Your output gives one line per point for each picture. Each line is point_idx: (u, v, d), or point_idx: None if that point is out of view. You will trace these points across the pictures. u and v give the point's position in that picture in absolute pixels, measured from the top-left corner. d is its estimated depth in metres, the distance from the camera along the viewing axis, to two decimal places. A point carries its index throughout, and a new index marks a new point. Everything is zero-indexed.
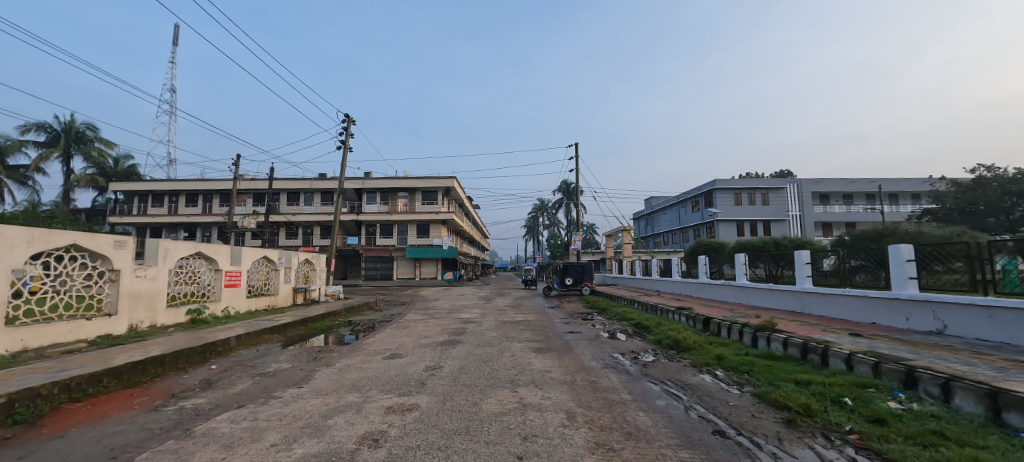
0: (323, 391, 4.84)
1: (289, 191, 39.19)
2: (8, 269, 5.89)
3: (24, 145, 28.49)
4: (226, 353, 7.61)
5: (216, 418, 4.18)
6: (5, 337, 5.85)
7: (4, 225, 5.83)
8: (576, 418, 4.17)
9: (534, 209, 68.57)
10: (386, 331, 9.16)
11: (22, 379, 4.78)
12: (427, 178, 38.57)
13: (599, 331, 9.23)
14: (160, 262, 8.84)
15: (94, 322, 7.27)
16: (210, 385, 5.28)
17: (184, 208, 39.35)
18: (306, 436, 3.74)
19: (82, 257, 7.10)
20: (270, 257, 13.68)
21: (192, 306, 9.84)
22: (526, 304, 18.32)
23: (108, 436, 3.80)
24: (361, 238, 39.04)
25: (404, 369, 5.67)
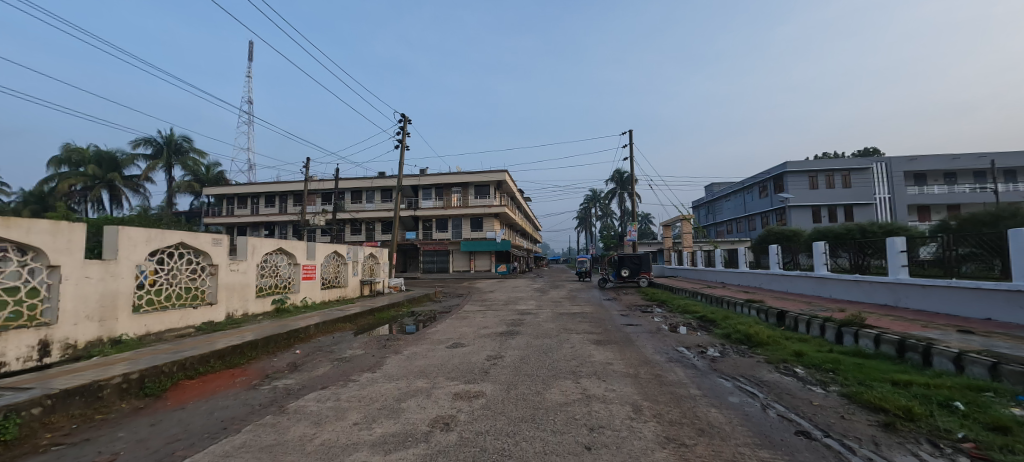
0: (394, 376, 5.12)
1: (352, 191, 41.83)
2: (133, 264, 6.82)
3: (136, 157, 32.83)
4: (307, 340, 8.29)
5: (304, 397, 4.57)
6: (134, 322, 6.81)
7: (128, 226, 6.73)
8: (643, 412, 4.05)
9: (586, 200, 67.46)
10: (447, 321, 9.46)
11: (149, 358, 5.57)
12: (478, 173, 39.22)
13: (660, 324, 8.90)
14: (249, 257, 9.78)
15: (199, 310, 8.26)
16: (296, 367, 5.78)
17: (264, 208, 43.48)
18: (383, 417, 4.04)
19: (188, 253, 8.06)
20: (339, 252, 14.66)
21: (276, 296, 10.83)
22: (583, 295, 18.08)
23: (218, 409, 4.32)
24: (419, 233, 40.73)
25: (468, 357, 5.84)
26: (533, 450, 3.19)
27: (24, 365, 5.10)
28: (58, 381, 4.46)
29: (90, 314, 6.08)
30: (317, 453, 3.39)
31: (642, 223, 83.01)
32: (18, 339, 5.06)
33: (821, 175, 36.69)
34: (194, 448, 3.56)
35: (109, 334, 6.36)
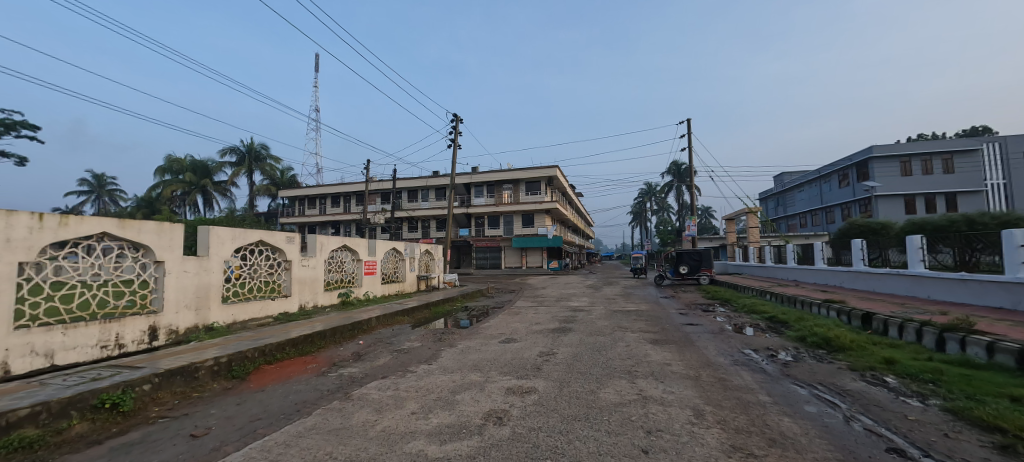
0: (449, 369, 5.26)
1: (408, 190, 43.77)
2: (221, 260, 7.61)
3: (224, 165, 36.58)
4: (369, 331, 8.76)
5: (367, 385, 4.84)
6: (223, 312, 7.63)
7: (217, 225, 7.50)
8: (705, 417, 3.82)
9: (640, 194, 65.06)
10: (500, 317, 9.58)
11: (235, 344, 6.18)
12: (529, 169, 39.25)
13: (723, 324, 8.40)
14: (318, 254, 10.53)
15: (276, 302, 9.06)
16: (360, 357, 6.14)
17: (331, 208, 46.81)
18: (438, 407, 4.17)
19: (267, 249, 8.86)
20: (397, 249, 15.37)
21: (341, 290, 11.58)
22: (639, 293, 17.51)
23: (293, 393, 4.70)
24: (472, 229, 41.92)
25: (521, 353, 5.87)
26: (588, 450, 3.13)
27: (137, 346, 5.97)
28: (165, 362, 5.11)
29: (188, 303, 6.88)
30: (378, 440, 3.59)
31: (703, 217, 78.63)
32: (132, 324, 5.93)
33: (915, 160, 32.59)
34: (272, 426, 3.91)
35: (203, 322, 7.16)
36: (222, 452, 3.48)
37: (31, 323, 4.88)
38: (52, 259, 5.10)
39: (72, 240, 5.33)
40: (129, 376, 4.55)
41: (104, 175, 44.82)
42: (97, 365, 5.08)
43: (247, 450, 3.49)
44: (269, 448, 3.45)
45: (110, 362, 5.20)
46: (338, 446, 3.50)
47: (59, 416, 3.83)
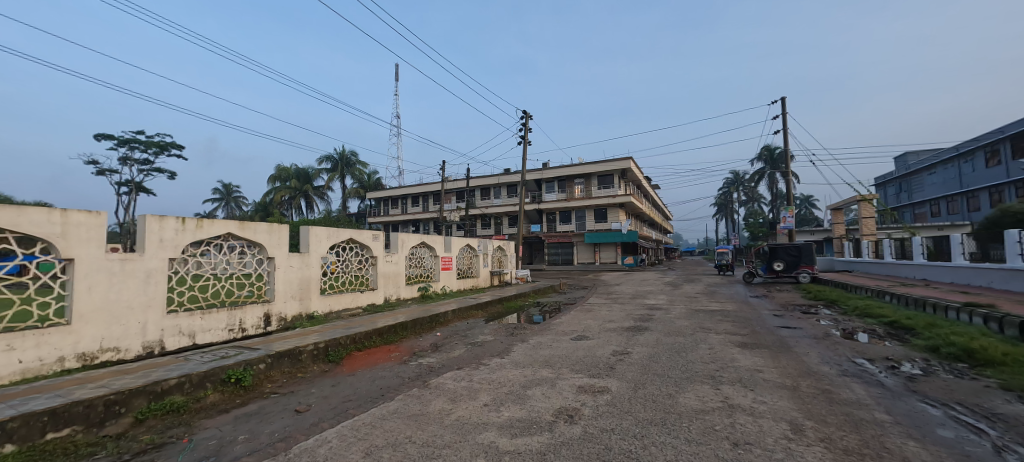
0: (520, 363, 5.31)
1: (481, 188, 45.25)
2: (319, 256, 8.47)
3: (321, 171, 40.89)
4: (446, 324, 9.17)
5: (443, 375, 5.06)
6: (322, 302, 8.52)
7: (314, 225, 8.35)
8: (804, 432, 3.38)
9: (727, 183, 60.36)
10: (572, 313, 9.47)
11: (332, 331, 6.87)
12: (600, 162, 38.38)
13: (827, 328, 7.44)
14: (399, 250, 11.28)
15: (365, 294, 9.90)
16: (437, 348, 6.44)
17: (411, 208, 50.22)
18: (510, 401, 4.23)
19: (357, 246, 9.71)
20: (471, 245, 15.89)
21: (421, 284, 12.31)
22: (725, 291, 16.19)
23: (378, 379, 5.08)
24: (543, 225, 42.11)
25: (593, 351, 5.73)
26: (665, 458, 2.94)
27: (256, 330, 6.96)
28: (275, 345, 5.86)
29: (294, 294, 7.79)
30: (452, 428, 3.75)
31: (802, 206, 70.89)
32: (251, 311, 6.89)
33: None
34: (361, 407, 4.28)
35: (306, 311, 8.07)
36: (319, 427, 3.90)
37: (179, 308, 5.97)
38: (192, 255, 6.14)
39: (206, 239, 6.33)
40: (249, 356, 5.31)
41: (232, 185, 52.78)
42: (224, 345, 6.01)
43: (339, 428, 3.87)
44: (357, 429, 3.78)
45: (234, 344, 6.11)
46: (416, 431, 3.73)
47: (198, 386, 4.63)
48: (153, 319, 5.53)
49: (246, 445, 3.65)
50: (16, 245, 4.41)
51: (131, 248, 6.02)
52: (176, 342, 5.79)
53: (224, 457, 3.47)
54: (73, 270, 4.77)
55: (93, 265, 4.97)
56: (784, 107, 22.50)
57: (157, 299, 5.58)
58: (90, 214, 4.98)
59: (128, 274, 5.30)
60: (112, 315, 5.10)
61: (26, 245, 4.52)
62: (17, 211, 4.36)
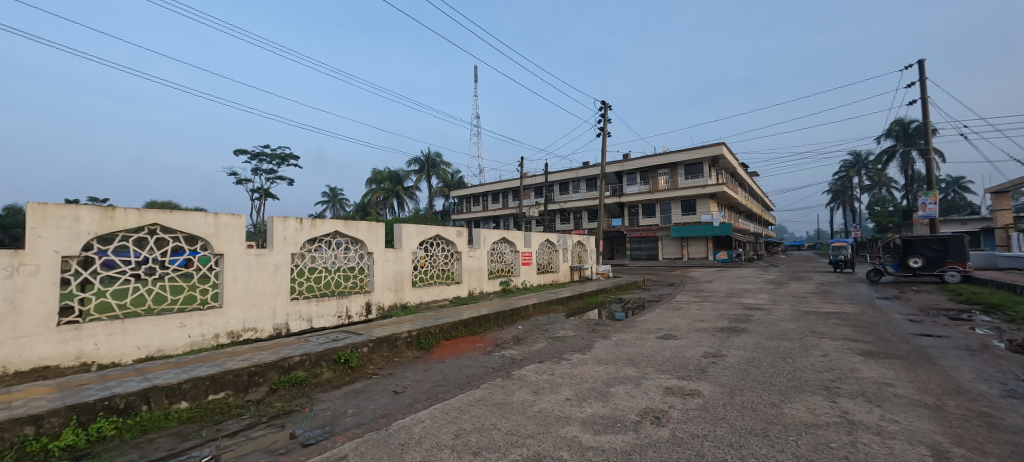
0: (603, 360, 5.22)
1: (560, 183, 45.28)
2: (410, 251, 9.14)
3: (410, 173, 43.97)
4: (527, 318, 9.31)
5: (525, 367, 5.18)
6: (414, 293, 9.19)
7: (405, 224, 9.02)
8: (952, 459, 2.78)
9: (845, 166, 53.00)
10: (658, 311, 9.06)
11: (423, 321, 7.40)
12: (687, 150, 35.92)
13: (985, 339, 6.11)
14: (481, 245, 11.70)
15: (451, 287, 10.44)
16: (518, 341, 6.62)
17: (492, 204, 51.90)
18: (593, 397, 4.18)
19: (443, 242, 10.32)
20: (550, 240, 15.86)
21: (502, 278, 12.63)
22: (842, 291, 14.10)
23: (465, 367, 5.36)
24: (625, 219, 40.96)
25: (681, 351, 5.43)
26: None
27: (360, 317, 7.78)
28: (375, 331, 6.49)
29: (390, 286, 8.51)
30: (535, 419, 3.83)
31: (950, 189, 59.96)
32: (355, 300, 7.71)
33: None
34: (451, 392, 4.56)
35: (400, 301, 8.78)
36: (415, 408, 4.23)
37: (299, 296, 6.90)
38: (308, 250, 7.04)
39: (319, 236, 7.21)
40: (354, 340, 5.94)
41: (337, 188, 59.53)
42: (335, 330, 6.83)
43: (431, 410, 4.15)
44: (446, 414, 4.02)
45: (342, 329, 6.91)
46: (500, 419, 3.88)
47: (316, 364, 5.32)
48: (281, 304, 6.49)
49: (354, 418, 4.12)
50: (185, 242, 5.52)
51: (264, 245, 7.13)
52: (298, 325, 6.71)
53: (338, 428, 3.95)
54: (223, 263, 5.83)
55: (236, 259, 6.00)
56: (922, 73, 18.75)
57: (283, 288, 6.51)
58: (234, 216, 6.02)
59: (261, 266, 6.28)
60: (250, 301, 6.10)
61: (191, 242, 5.61)
62: (184, 215, 5.45)
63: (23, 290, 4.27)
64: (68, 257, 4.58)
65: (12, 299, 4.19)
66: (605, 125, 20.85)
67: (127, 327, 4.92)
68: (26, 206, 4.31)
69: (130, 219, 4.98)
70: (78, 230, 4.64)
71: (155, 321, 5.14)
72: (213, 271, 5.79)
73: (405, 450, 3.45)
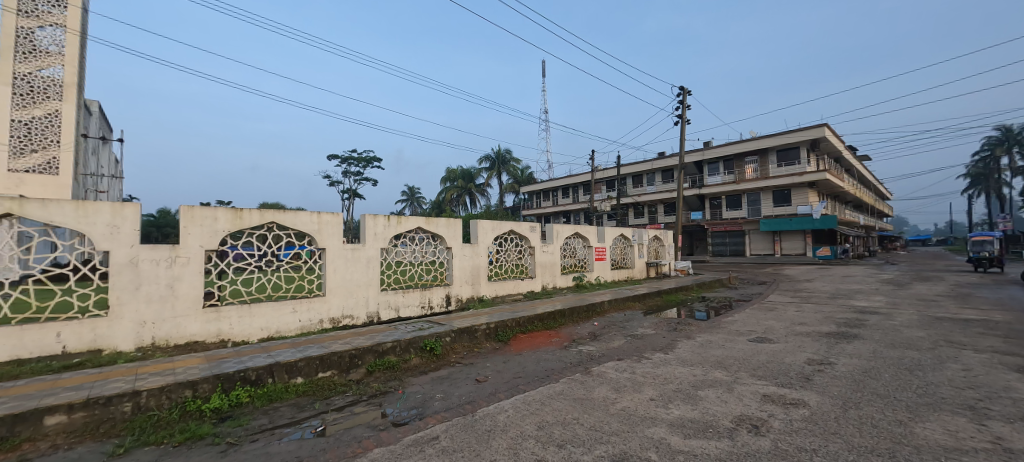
0: (688, 362, 5.04)
1: (633, 175, 43.92)
2: (486, 246, 9.45)
3: (482, 170, 45.26)
4: (602, 314, 9.19)
5: (605, 364, 5.16)
6: (490, 287, 9.52)
7: (481, 220, 9.35)
8: None
9: (990, 143, 44.15)
10: (748, 312, 8.46)
11: (499, 313, 7.66)
12: (779, 134, 32.76)
13: None
14: (554, 241, 11.69)
15: (525, 281, 10.62)
16: (595, 338, 6.61)
17: (562, 200, 51.84)
18: (680, 399, 4.05)
19: (516, 238, 10.54)
20: (625, 235, 15.38)
21: (575, 273, 12.56)
22: (989, 295, 11.78)
23: (542, 360, 5.49)
24: (705, 213, 38.56)
25: (780, 358, 5.05)
26: None
27: (441, 308, 8.29)
28: (456, 322, 6.88)
29: (467, 279, 8.90)
30: (618, 417, 3.81)
31: None
32: (436, 292, 8.22)
33: None
34: (532, 384, 4.71)
35: (476, 294, 9.15)
36: (497, 397, 4.43)
37: (388, 288, 7.53)
38: (394, 245, 7.63)
39: (403, 233, 7.76)
40: (438, 329, 6.37)
41: (415, 188, 63.28)
42: (419, 320, 7.36)
43: (513, 400, 4.32)
44: (528, 405, 4.16)
45: (426, 319, 7.41)
46: (582, 414, 3.92)
47: (405, 350, 5.79)
48: (373, 295, 7.14)
49: (442, 402, 4.42)
50: (295, 238, 6.32)
51: (356, 240, 7.87)
52: (388, 314, 7.35)
53: (427, 411, 4.28)
54: (325, 257, 6.56)
55: (336, 253, 6.70)
56: None
57: (374, 280, 7.16)
58: (334, 215, 6.71)
59: (357, 259, 6.94)
60: (348, 291, 6.80)
61: (300, 237, 6.41)
62: (295, 214, 6.22)
63: (179, 279, 5.31)
64: (210, 251, 5.55)
65: (172, 286, 5.25)
66: (683, 113, 19.60)
67: (253, 312, 5.80)
68: (181, 209, 5.37)
69: (253, 218, 5.85)
70: (216, 228, 5.58)
71: (273, 307, 5.98)
72: (316, 263, 6.56)
73: (492, 437, 3.64)
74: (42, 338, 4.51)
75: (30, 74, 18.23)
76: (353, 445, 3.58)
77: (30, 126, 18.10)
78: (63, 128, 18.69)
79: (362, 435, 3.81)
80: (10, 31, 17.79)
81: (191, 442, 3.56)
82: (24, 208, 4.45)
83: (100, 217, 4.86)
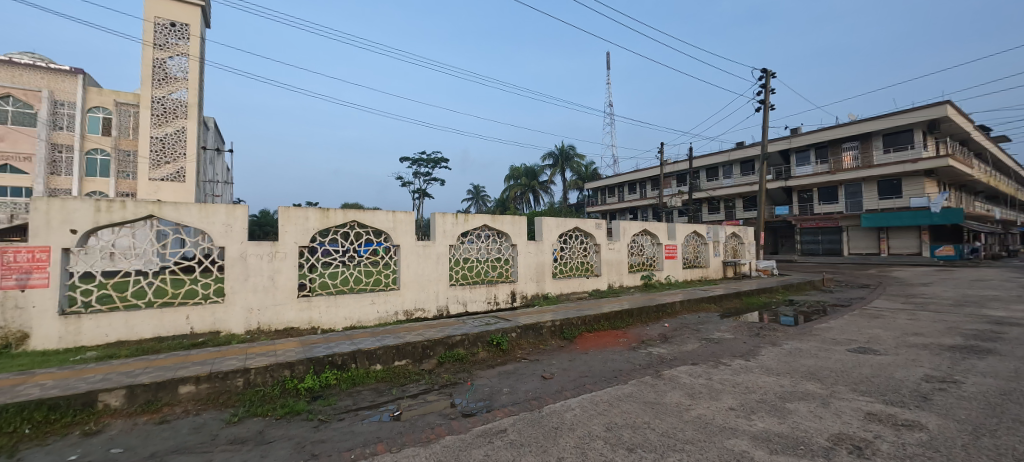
0: (774, 371, 4.66)
1: (707, 168, 41.53)
2: (551, 243, 9.45)
3: (546, 167, 45.41)
4: (673, 315, 8.77)
5: (678, 368, 4.94)
6: (554, 284, 9.51)
7: (546, 217, 9.39)
8: None
9: None
10: (849, 318, 7.58)
11: (565, 312, 7.64)
12: (883, 117, 28.94)
13: None
14: (621, 238, 11.38)
15: (591, 279, 10.46)
16: (666, 339, 6.36)
17: (628, 195, 50.22)
18: (764, 411, 3.76)
19: (581, 235, 10.43)
20: (698, 232, 14.54)
21: (644, 272, 12.13)
22: None
23: (610, 361, 5.39)
24: (792, 207, 35.31)
25: (888, 372, 4.47)
26: None
27: (507, 304, 8.46)
28: (521, 319, 7.00)
29: (532, 276, 8.99)
30: (693, 425, 3.63)
31: None
32: (502, 288, 8.41)
33: None
34: (601, 384, 4.65)
35: (541, 291, 9.21)
36: (564, 395, 4.43)
37: (456, 283, 7.85)
38: (462, 242, 7.94)
39: (470, 230, 8.05)
40: (504, 325, 6.52)
41: (480, 186, 65.17)
42: (486, 314, 7.60)
43: (581, 399, 4.29)
44: (596, 405, 4.12)
45: (492, 314, 7.62)
46: (654, 419, 3.78)
47: (473, 344, 6.02)
48: (442, 290, 7.49)
49: (509, 397, 4.53)
50: (373, 235, 6.86)
51: (426, 237, 8.32)
52: (456, 308, 7.67)
53: (495, 404, 4.40)
54: (399, 254, 7.02)
55: (409, 250, 7.13)
56: None
57: (443, 275, 7.51)
58: (407, 213, 7.13)
59: (427, 256, 7.33)
60: (421, 285, 7.23)
61: (377, 234, 6.92)
62: (373, 213, 6.73)
63: (278, 271, 6.00)
64: (303, 247, 6.21)
65: (273, 277, 5.94)
66: (766, 97, 17.91)
67: (339, 303, 6.40)
68: (280, 210, 6.08)
69: (338, 217, 6.43)
70: (308, 226, 6.22)
71: (355, 299, 6.53)
72: (391, 259, 7.04)
73: (560, 434, 3.64)
74: (177, 320, 5.42)
75: (164, 97, 21.73)
76: (427, 431, 3.79)
77: (164, 141, 21.66)
78: (187, 141, 22.09)
79: (434, 422, 4.02)
80: (149, 62, 21.30)
81: (290, 416, 4.02)
82: (164, 210, 5.36)
83: (218, 217, 5.66)
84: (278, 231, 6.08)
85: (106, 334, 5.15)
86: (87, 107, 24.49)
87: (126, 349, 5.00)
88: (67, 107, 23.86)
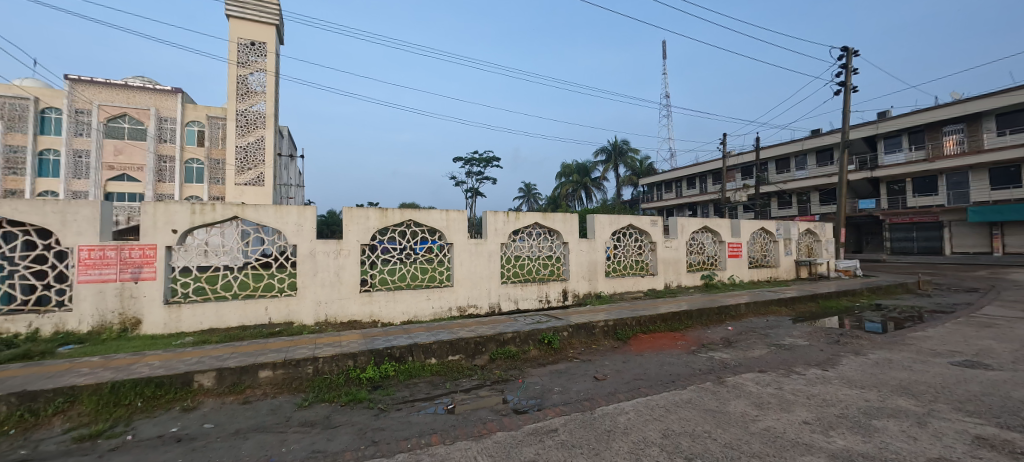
0: (858, 383, 4.20)
1: (777, 159, 38.64)
2: (603, 241, 9.25)
3: (598, 163, 44.65)
4: (738, 318, 8.21)
5: (743, 375, 4.62)
6: (607, 283, 9.29)
7: (598, 215, 9.22)
8: None
9: None
10: (953, 326, 6.66)
11: (620, 311, 7.45)
12: (996, 95, 25.14)
13: None
14: (679, 235, 10.91)
15: (645, 279, 10.12)
16: (730, 344, 5.98)
17: (687, 190, 48.13)
18: (845, 427, 3.40)
19: (636, 232, 10.09)
20: (767, 229, 13.50)
21: (705, 271, 11.52)
22: None
23: (668, 364, 5.15)
24: (880, 200, 31.81)
25: (1005, 392, 3.84)
26: None
27: (558, 302, 8.42)
28: (573, 318, 6.92)
29: (584, 274, 8.87)
30: (760, 438, 3.37)
31: None
32: (553, 286, 8.37)
33: None
34: (657, 388, 4.47)
35: (594, 290, 9.06)
36: (617, 397, 4.32)
37: (507, 281, 7.95)
38: (513, 239, 8.04)
39: (521, 228, 8.14)
40: (556, 324, 6.49)
41: (532, 184, 65.44)
42: (538, 312, 7.61)
43: (635, 403, 4.17)
44: (651, 410, 3.97)
45: (544, 312, 7.62)
46: (715, 428, 3.57)
47: (524, 341, 6.04)
48: (494, 287, 7.61)
49: (561, 396, 4.50)
50: (427, 233, 7.15)
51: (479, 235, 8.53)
52: (508, 305, 7.78)
53: (546, 402, 4.39)
54: (452, 253, 7.26)
55: (462, 247, 7.34)
56: None
57: (495, 273, 7.64)
58: (460, 212, 7.34)
59: (479, 254, 7.50)
60: (474, 281, 7.41)
61: (432, 233, 7.21)
62: (427, 213, 7.02)
63: (343, 268, 6.44)
64: (365, 245, 6.61)
65: (338, 273, 6.38)
66: (847, 78, 16.28)
67: (397, 298, 6.73)
68: (345, 211, 6.53)
69: (396, 217, 6.77)
70: (368, 225, 6.60)
71: (413, 295, 6.84)
72: (445, 257, 7.31)
73: (613, 438, 3.54)
74: (257, 310, 6.01)
75: (246, 110, 24.20)
76: (479, 426, 3.86)
77: (246, 149, 24.12)
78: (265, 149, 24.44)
79: (486, 418, 4.08)
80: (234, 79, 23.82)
81: (353, 403, 4.29)
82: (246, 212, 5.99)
83: (291, 218, 6.21)
84: (342, 230, 6.53)
85: (200, 322, 5.84)
86: (186, 121, 27.84)
87: (216, 335, 5.63)
88: (170, 122, 27.37)
